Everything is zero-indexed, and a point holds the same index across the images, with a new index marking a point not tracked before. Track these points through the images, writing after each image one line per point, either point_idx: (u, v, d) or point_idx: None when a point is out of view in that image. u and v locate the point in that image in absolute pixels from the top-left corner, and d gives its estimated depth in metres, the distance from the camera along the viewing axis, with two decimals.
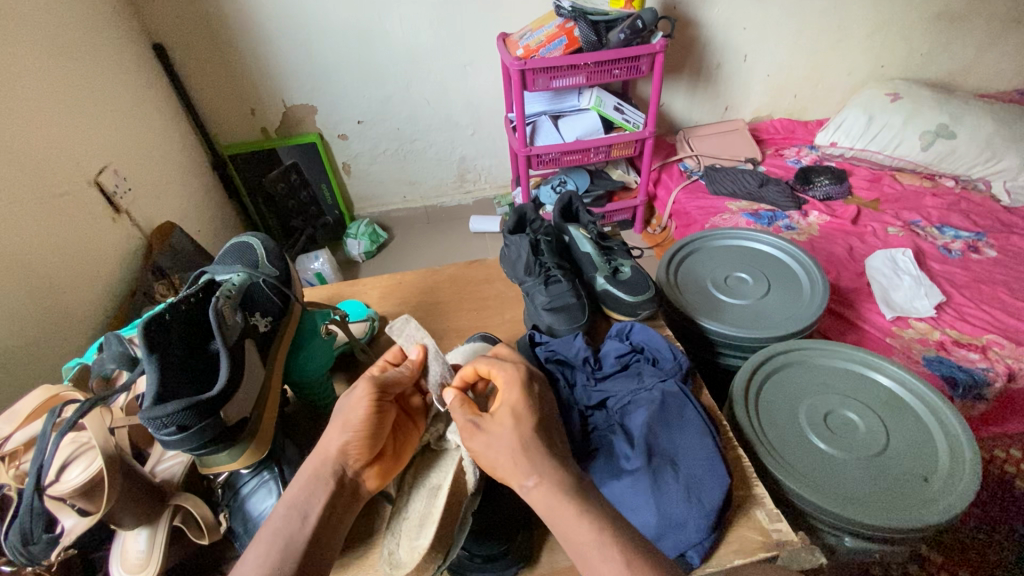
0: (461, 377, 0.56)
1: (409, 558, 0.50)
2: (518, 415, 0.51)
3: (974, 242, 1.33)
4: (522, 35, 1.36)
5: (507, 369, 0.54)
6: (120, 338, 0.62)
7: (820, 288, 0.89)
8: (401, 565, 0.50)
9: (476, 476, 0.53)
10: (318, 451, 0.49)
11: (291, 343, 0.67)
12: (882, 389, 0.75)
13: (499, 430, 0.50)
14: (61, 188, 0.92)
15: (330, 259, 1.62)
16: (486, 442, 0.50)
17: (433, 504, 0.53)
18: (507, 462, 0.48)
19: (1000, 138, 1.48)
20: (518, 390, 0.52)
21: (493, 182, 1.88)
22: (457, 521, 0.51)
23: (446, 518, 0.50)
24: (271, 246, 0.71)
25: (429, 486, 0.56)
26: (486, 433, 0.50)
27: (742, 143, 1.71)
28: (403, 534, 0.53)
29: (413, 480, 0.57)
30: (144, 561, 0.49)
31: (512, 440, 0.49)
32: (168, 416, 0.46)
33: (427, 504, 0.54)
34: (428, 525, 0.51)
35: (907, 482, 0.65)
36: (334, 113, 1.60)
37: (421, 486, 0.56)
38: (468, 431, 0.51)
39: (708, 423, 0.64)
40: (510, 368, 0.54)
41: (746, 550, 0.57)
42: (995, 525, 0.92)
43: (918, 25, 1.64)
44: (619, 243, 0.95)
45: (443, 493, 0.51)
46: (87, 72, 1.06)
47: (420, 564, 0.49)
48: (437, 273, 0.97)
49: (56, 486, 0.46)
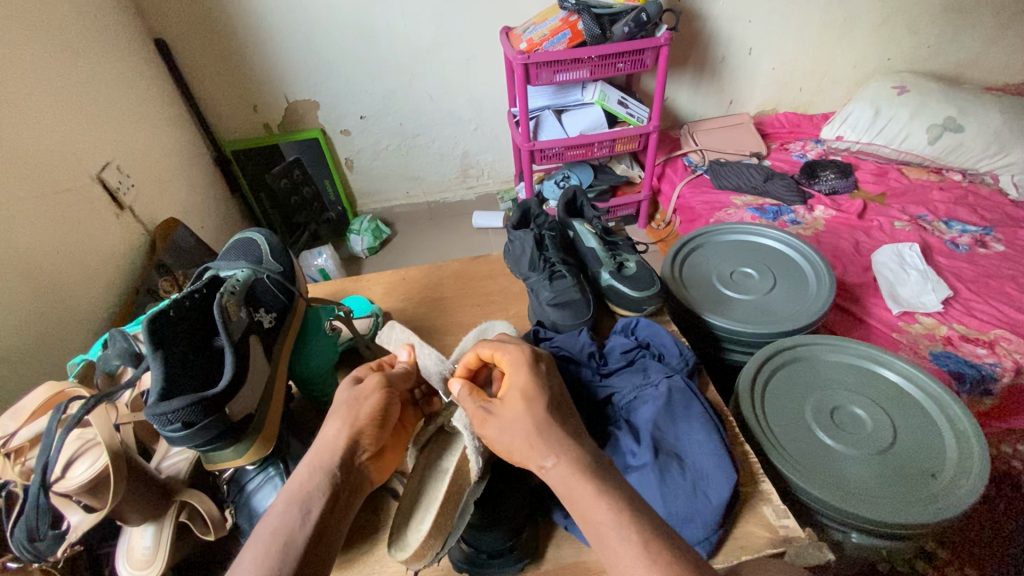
0: (466, 364, 0.58)
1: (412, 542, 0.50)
2: (529, 395, 0.50)
3: (981, 236, 1.32)
4: (526, 28, 1.35)
5: (514, 351, 0.54)
6: (125, 334, 0.62)
7: (827, 283, 0.88)
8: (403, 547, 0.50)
9: (479, 464, 0.52)
10: (319, 444, 0.48)
11: (295, 339, 0.67)
12: (889, 385, 0.75)
13: (509, 413, 0.50)
14: (64, 184, 0.92)
15: (332, 255, 1.61)
16: (499, 426, 0.49)
17: (438, 488, 0.54)
18: (521, 444, 0.47)
19: (1007, 132, 1.47)
20: (520, 369, 0.53)
21: (496, 177, 1.87)
22: (456, 507, 0.51)
23: (445, 506, 0.50)
24: (275, 242, 0.70)
25: (440, 471, 0.56)
26: (499, 418, 0.50)
27: (747, 137, 1.70)
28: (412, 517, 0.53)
29: (426, 465, 0.57)
30: (150, 558, 0.49)
31: (526, 422, 0.48)
32: (173, 412, 0.46)
33: (433, 488, 0.54)
34: (429, 510, 0.52)
35: (914, 478, 0.64)
36: (336, 108, 1.59)
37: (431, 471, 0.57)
38: (481, 418, 0.51)
39: (715, 418, 0.64)
40: (514, 350, 0.55)
41: (753, 547, 0.57)
42: (1002, 520, 0.91)
43: (926, 17, 1.62)
44: (624, 238, 0.94)
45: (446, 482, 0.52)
46: (88, 67, 1.05)
47: (420, 549, 0.48)
48: (440, 269, 0.97)
49: (61, 482, 0.45)
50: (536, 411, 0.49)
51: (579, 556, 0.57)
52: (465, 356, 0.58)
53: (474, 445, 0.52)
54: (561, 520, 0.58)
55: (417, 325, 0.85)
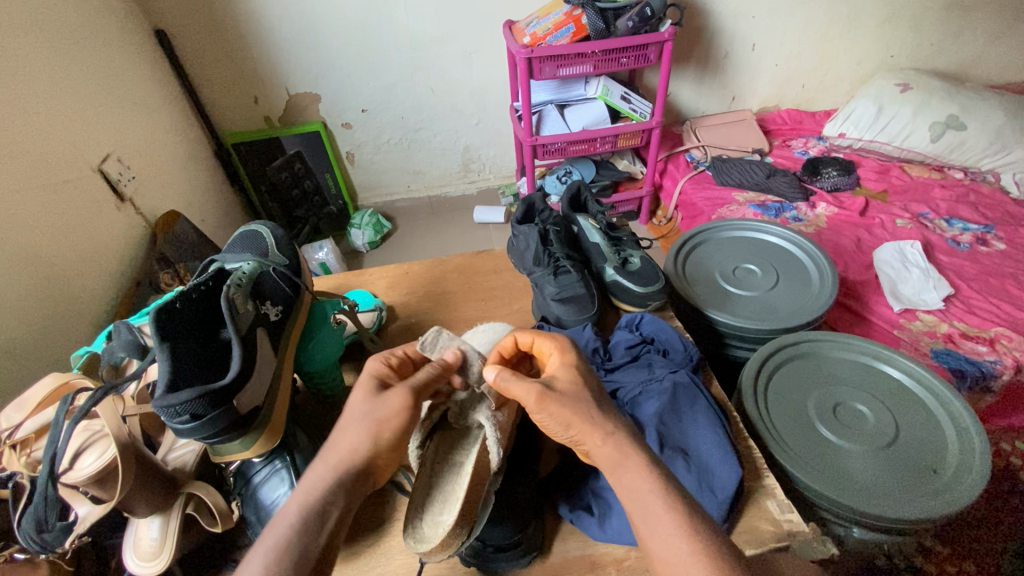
0: (502, 349, 0.57)
1: (432, 534, 0.49)
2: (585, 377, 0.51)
3: (982, 234, 1.32)
4: (529, 22, 1.34)
5: (556, 337, 0.55)
6: (130, 326, 0.62)
7: (830, 281, 0.88)
8: (425, 542, 0.48)
9: (500, 456, 0.51)
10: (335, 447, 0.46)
11: (300, 333, 0.67)
12: (892, 381, 0.75)
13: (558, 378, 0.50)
14: (63, 175, 0.91)
15: (334, 249, 1.60)
16: (560, 401, 0.46)
17: (458, 481, 0.52)
18: (575, 415, 0.46)
19: (1009, 131, 1.47)
20: (567, 351, 0.54)
21: (497, 172, 1.86)
22: (480, 499, 0.50)
23: (470, 496, 0.48)
24: (280, 235, 0.70)
25: (455, 464, 0.55)
26: (563, 394, 0.48)
27: (749, 134, 1.70)
28: (426, 509, 0.52)
29: (436, 453, 0.56)
30: (157, 549, 0.49)
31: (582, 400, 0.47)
32: (181, 404, 0.46)
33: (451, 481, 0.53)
34: (451, 502, 0.50)
35: (915, 473, 0.65)
36: (338, 102, 1.58)
37: (444, 464, 0.55)
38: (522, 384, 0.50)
39: (720, 415, 0.64)
40: (554, 338, 0.55)
41: (759, 541, 0.57)
42: (1001, 517, 0.92)
43: (930, 15, 1.62)
44: (629, 233, 0.94)
45: (467, 471, 0.50)
46: (89, 58, 1.04)
47: (446, 539, 0.47)
48: (443, 264, 0.97)
49: (69, 474, 0.45)
50: (579, 390, 0.49)
51: (586, 549, 0.57)
52: (500, 343, 0.58)
53: (493, 436, 0.52)
54: (567, 514, 0.58)
55: (420, 320, 0.85)
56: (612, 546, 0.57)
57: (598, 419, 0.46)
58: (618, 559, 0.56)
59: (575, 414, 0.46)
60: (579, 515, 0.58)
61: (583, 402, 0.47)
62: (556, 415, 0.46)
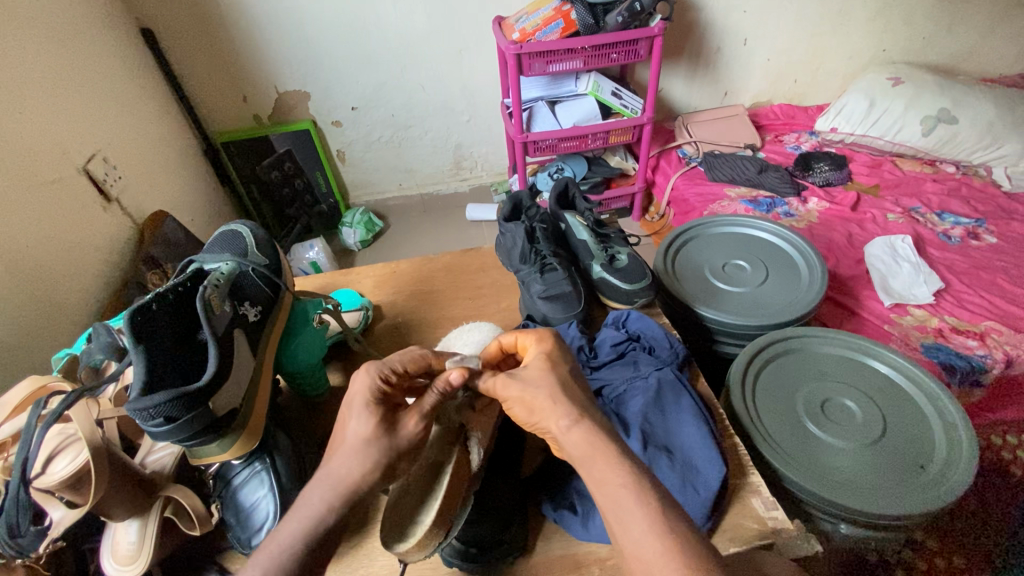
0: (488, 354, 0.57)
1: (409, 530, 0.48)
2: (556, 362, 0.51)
3: (974, 228, 1.32)
4: (519, 18, 1.33)
5: (536, 328, 0.55)
6: (109, 328, 0.61)
7: (818, 276, 0.88)
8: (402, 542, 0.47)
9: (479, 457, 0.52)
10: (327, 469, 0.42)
11: (282, 334, 0.66)
12: (880, 376, 0.75)
13: (538, 377, 0.49)
14: (46, 176, 0.90)
15: (325, 248, 1.59)
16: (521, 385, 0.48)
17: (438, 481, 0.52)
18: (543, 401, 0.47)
19: (1000, 124, 1.47)
20: (545, 339, 0.54)
21: (490, 170, 1.86)
22: (458, 499, 0.50)
23: (449, 495, 0.48)
24: (261, 234, 0.69)
25: None
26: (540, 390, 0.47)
27: (741, 129, 1.69)
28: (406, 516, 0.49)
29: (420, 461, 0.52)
30: (134, 554, 0.49)
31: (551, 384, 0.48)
32: (155, 407, 0.45)
33: None
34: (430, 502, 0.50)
35: (901, 469, 0.64)
36: (328, 99, 1.57)
37: None
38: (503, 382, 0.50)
39: (705, 412, 0.64)
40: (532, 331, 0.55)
41: (742, 538, 0.57)
42: (991, 511, 0.92)
43: (921, 8, 1.61)
44: (617, 231, 0.93)
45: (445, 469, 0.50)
46: (73, 57, 1.03)
47: (423, 540, 0.47)
48: (431, 262, 0.96)
49: (43, 478, 0.45)
50: (551, 380, 0.48)
51: (570, 548, 0.57)
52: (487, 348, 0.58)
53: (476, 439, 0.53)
54: (551, 513, 0.58)
55: (407, 319, 0.85)
56: (594, 545, 0.56)
57: (568, 411, 0.46)
58: (601, 558, 0.55)
59: (546, 403, 0.46)
60: (562, 514, 0.57)
61: (552, 389, 0.47)
62: (522, 399, 0.48)
